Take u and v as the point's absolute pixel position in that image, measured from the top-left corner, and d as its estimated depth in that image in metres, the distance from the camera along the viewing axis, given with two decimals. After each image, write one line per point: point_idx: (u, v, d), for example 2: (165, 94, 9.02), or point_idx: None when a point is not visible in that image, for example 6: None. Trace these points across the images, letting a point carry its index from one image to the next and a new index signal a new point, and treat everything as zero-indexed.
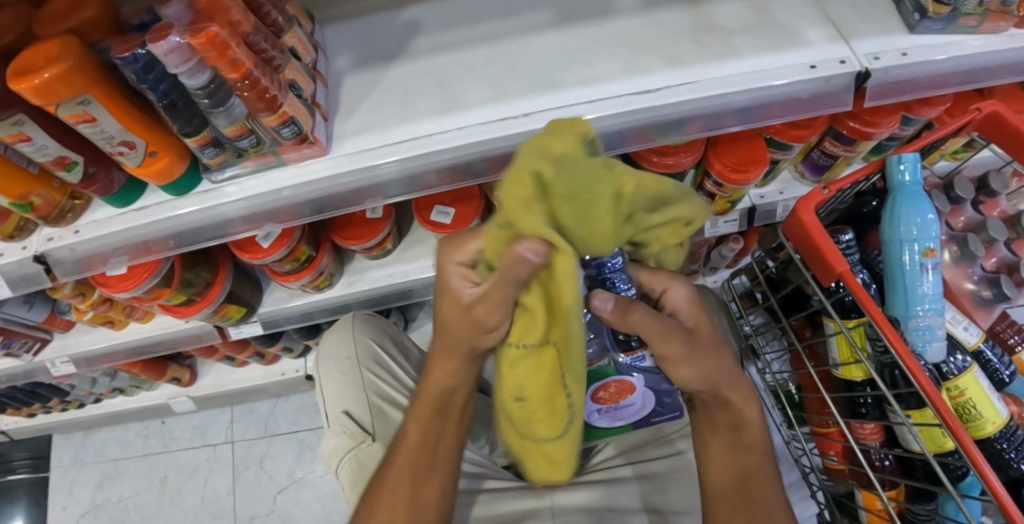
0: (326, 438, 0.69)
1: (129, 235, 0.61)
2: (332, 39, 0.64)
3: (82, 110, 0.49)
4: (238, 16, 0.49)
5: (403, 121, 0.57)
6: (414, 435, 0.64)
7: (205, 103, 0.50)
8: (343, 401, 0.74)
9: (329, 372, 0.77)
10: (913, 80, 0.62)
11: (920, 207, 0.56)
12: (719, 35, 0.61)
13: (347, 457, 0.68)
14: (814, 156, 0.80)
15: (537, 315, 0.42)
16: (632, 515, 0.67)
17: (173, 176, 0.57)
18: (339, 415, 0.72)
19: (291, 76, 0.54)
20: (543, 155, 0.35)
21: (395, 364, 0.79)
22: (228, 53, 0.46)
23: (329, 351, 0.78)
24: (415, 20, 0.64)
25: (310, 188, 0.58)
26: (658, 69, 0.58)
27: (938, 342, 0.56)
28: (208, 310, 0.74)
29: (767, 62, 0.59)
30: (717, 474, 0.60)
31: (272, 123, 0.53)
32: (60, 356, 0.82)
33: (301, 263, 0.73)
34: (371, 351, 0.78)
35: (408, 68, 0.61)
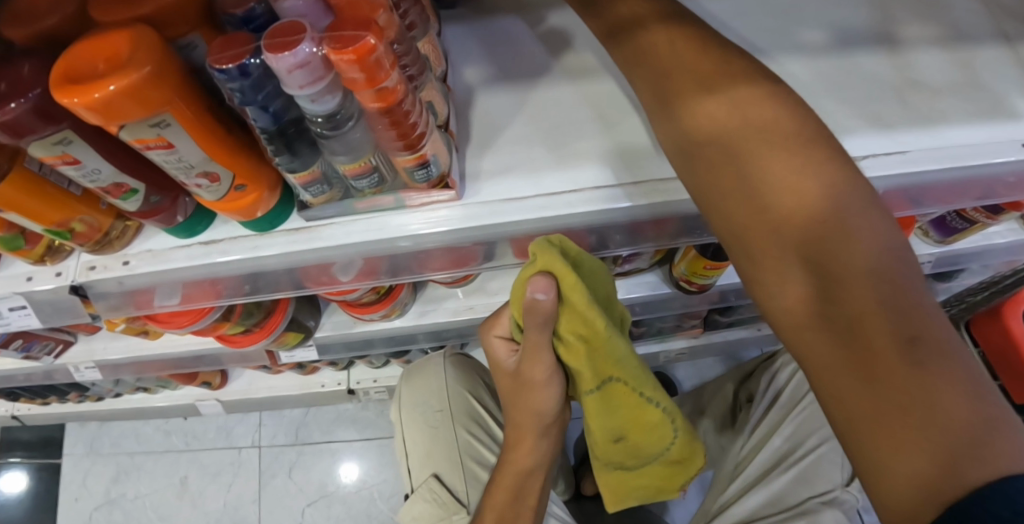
0: (411, 506, 0.62)
1: (194, 273, 0.49)
2: (454, 43, 0.52)
3: (156, 135, 0.36)
4: (384, 19, 0.36)
5: (553, 166, 0.46)
6: (507, 478, 0.57)
7: (323, 131, 0.38)
8: (432, 462, 0.66)
9: (413, 419, 0.69)
10: None
11: None
12: (924, 94, 0.51)
13: None
14: (948, 217, 0.72)
15: (602, 375, 0.47)
16: None
17: (256, 212, 0.46)
18: (427, 480, 0.65)
19: (429, 97, 0.42)
20: (550, 252, 0.41)
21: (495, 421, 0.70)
22: (379, 77, 0.34)
23: (415, 397, 0.69)
24: (559, 30, 0.51)
25: (430, 239, 0.47)
26: (860, 131, 0.48)
27: None
28: (266, 340, 0.64)
29: (981, 135, 0.50)
30: (823, 365, 0.32)
31: (406, 163, 0.41)
32: (85, 362, 0.71)
33: (379, 296, 0.63)
34: (466, 407, 0.69)
35: (552, 93, 0.49)
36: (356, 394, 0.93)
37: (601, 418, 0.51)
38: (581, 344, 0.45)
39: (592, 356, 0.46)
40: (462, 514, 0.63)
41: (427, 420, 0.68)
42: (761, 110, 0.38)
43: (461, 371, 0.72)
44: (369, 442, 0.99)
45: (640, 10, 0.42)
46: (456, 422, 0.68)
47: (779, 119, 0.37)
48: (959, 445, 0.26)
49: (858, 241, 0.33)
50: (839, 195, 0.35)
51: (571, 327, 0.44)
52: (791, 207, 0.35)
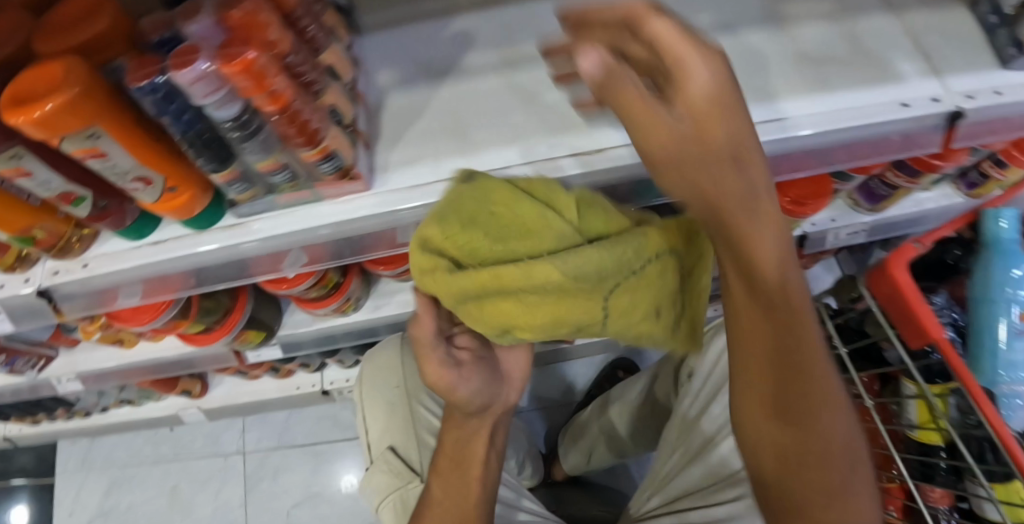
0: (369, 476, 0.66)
1: (145, 271, 0.55)
2: (370, 51, 0.57)
3: (92, 145, 0.42)
4: (274, 34, 0.42)
5: (455, 154, 0.51)
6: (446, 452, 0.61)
7: (235, 135, 0.44)
8: (388, 435, 0.70)
9: (372, 398, 0.74)
10: (1006, 121, 0.57)
11: (1015, 264, 0.56)
12: (810, 63, 0.54)
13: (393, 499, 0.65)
14: (872, 184, 0.76)
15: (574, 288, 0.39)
16: None
17: (193, 211, 0.51)
18: (384, 452, 0.69)
19: (332, 101, 0.48)
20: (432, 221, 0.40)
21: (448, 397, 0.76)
22: (266, 83, 0.40)
23: (375, 377, 0.75)
24: (464, 33, 0.56)
25: (346, 227, 0.52)
26: (745, 101, 0.52)
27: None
28: (227, 339, 0.69)
29: (861, 98, 0.53)
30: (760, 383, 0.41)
31: (311, 158, 0.46)
32: (66, 373, 0.76)
33: (328, 290, 0.68)
34: (421, 383, 0.75)
35: (455, 91, 0.54)
36: (331, 394, 0.98)
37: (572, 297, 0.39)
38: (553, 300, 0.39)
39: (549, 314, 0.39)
40: (415, 482, 0.66)
41: (385, 398, 0.73)
42: (664, 133, 0.29)
43: (418, 351, 0.76)
44: (350, 442, 1.02)
45: None
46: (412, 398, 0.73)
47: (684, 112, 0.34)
48: (814, 458, 0.41)
49: (765, 254, 0.34)
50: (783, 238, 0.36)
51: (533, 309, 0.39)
52: (718, 203, 0.32)
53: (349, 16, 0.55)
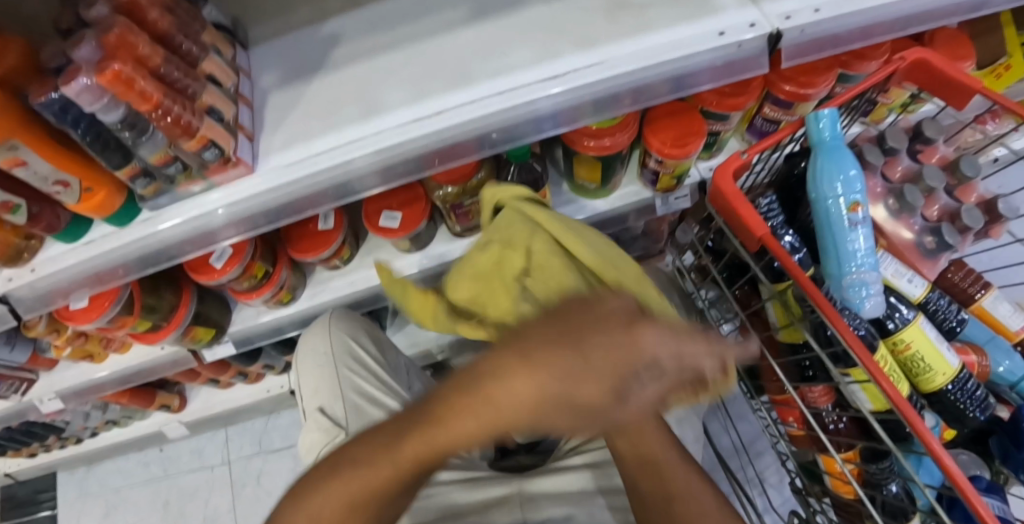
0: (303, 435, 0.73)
1: (83, 267, 0.64)
2: (258, 61, 0.66)
3: (13, 155, 0.49)
4: (145, 50, 0.51)
5: (324, 131, 0.59)
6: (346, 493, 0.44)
7: (128, 135, 0.52)
8: (318, 398, 0.77)
9: (308, 365, 0.81)
10: (834, 35, 0.63)
11: (842, 163, 0.55)
12: (630, 11, 0.61)
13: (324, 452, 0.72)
14: (757, 123, 0.81)
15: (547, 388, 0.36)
16: (597, 500, 0.64)
17: (113, 207, 0.60)
18: (314, 412, 0.76)
19: (209, 101, 0.57)
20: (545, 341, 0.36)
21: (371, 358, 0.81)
22: (135, 85, 0.49)
23: (308, 344, 0.81)
24: (334, 32, 0.65)
25: (240, 207, 0.60)
26: (568, 52, 0.59)
27: (875, 298, 0.54)
28: (175, 334, 0.78)
29: (677, 33, 0.59)
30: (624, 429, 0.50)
31: (193, 147, 0.55)
32: (46, 393, 0.85)
33: (259, 279, 0.76)
34: (348, 348, 0.81)
35: (326, 80, 0.63)
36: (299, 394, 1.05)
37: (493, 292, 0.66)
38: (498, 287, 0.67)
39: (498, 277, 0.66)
40: (342, 435, 0.73)
41: (317, 364, 0.80)
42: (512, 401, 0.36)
43: (346, 323, 0.82)
44: None
45: None
46: (338, 360, 0.79)
47: (511, 398, 0.36)
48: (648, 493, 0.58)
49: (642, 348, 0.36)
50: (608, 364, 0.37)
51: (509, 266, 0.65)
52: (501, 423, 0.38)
53: (234, 34, 0.65)
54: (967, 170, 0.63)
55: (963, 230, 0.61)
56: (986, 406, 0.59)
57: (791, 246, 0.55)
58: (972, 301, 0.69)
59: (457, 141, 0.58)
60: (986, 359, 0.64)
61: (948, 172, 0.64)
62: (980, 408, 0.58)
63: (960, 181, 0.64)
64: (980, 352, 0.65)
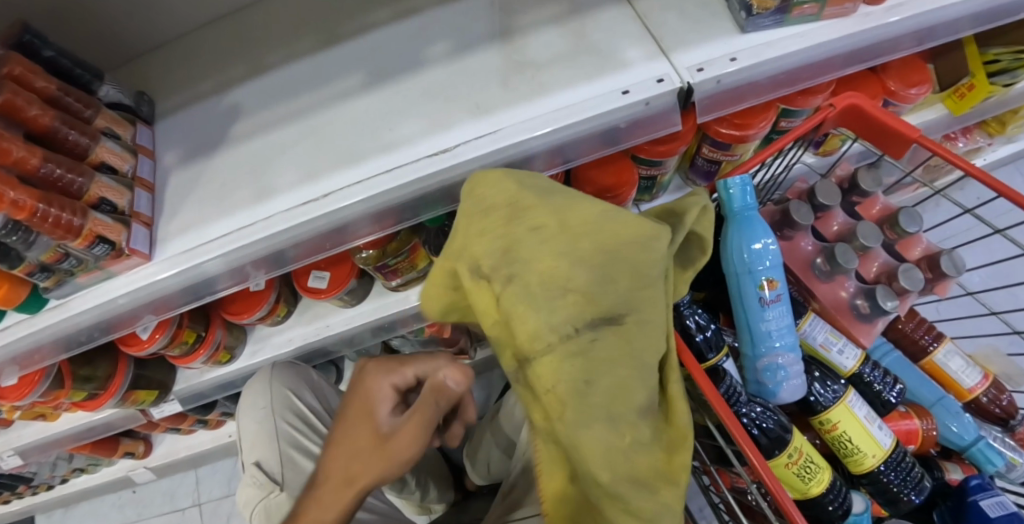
0: (237, 492, 0.75)
1: (0, 354, 0.64)
2: (163, 135, 0.65)
3: None
4: (20, 153, 0.50)
5: (221, 215, 0.58)
6: None
7: (11, 241, 0.51)
8: (255, 452, 0.79)
9: (246, 418, 0.81)
10: (752, 84, 0.58)
11: (753, 235, 0.51)
12: (531, 73, 0.58)
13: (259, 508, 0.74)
14: (698, 163, 0.76)
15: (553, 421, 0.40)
16: None
17: (18, 300, 0.59)
18: (251, 466, 0.78)
19: (98, 194, 0.55)
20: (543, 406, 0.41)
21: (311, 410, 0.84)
22: (5, 197, 0.48)
23: (248, 399, 0.81)
24: (236, 103, 0.64)
25: (142, 293, 0.60)
26: (464, 121, 0.56)
27: (792, 380, 0.51)
28: (114, 401, 0.78)
29: (579, 95, 0.56)
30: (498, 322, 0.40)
31: (80, 245, 0.54)
32: (5, 451, 0.87)
33: (191, 344, 0.76)
34: (286, 401, 0.82)
35: (224, 157, 0.61)
36: None
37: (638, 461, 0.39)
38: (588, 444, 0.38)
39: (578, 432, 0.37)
40: (278, 491, 0.75)
41: (256, 418, 0.80)
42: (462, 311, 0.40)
43: (285, 375, 0.83)
44: None
45: None
46: (278, 414, 0.80)
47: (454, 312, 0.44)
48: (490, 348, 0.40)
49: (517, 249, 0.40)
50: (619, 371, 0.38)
51: (548, 378, 0.37)
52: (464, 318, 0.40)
53: (137, 110, 0.64)
54: (906, 225, 0.58)
55: (900, 292, 0.57)
56: (922, 487, 0.55)
57: (700, 327, 0.52)
58: (924, 354, 0.65)
59: (352, 220, 0.57)
60: (933, 424, 0.60)
61: (886, 226, 0.59)
62: (916, 490, 0.55)
63: (900, 236, 0.59)
64: (925, 416, 0.60)
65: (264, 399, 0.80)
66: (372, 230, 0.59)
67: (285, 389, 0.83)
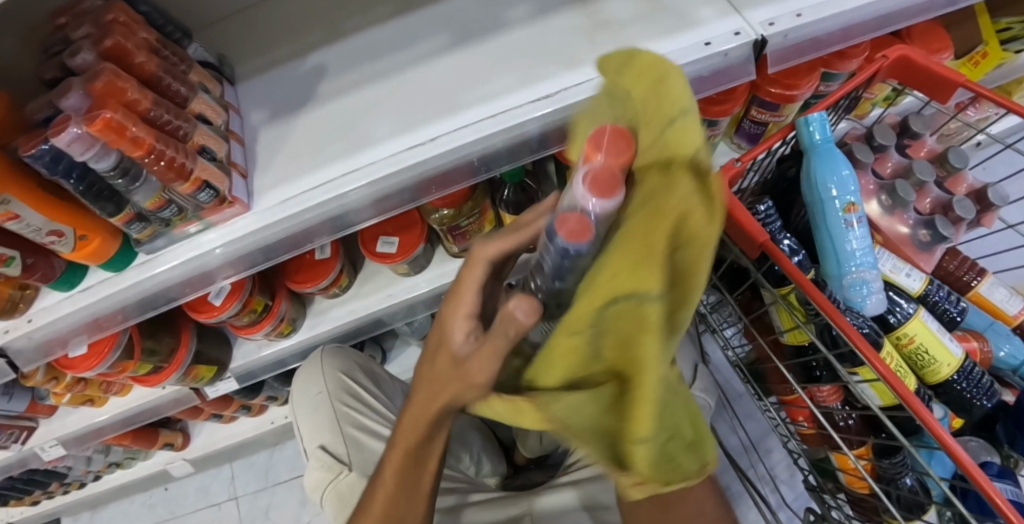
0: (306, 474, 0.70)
1: (78, 316, 0.63)
2: (245, 96, 0.66)
3: (4, 210, 0.49)
4: (134, 95, 0.51)
5: (317, 166, 0.59)
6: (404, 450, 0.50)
7: (121, 182, 0.52)
8: (318, 435, 0.74)
9: (305, 407, 0.78)
10: (814, 40, 0.63)
11: (835, 165, 0.56)
12: (615, 29, 0.62)
13: (330, 488, 0.70)
14: (745, 126, 0.81)
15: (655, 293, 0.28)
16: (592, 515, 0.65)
17: (107, 254, 0.59)
18: (315, 450, 0.73)
19: (201, 141, 0.56)
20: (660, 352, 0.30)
21: (366, 392, 0.79)
22: (127, 132, 0.49)
23: (304, 383, 0.79)
24: (320, 64, 0.66)
25: (237, 245, 0.60)
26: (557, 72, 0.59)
27: (876, 295, 0.56)
28: (178, 374, 0.77)
29: (663, 46, 0.60)
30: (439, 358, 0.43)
31: (187, 190, 0.54)
32: (48, 441, 0.84)
33: (258, 313, 0.76)
34: (339, 383, 0.78)
35: (314, 114, 0.63)
36: None
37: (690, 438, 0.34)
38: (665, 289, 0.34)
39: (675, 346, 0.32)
40: (346, 470, 0.70)
41: (312, 403, 0.77)
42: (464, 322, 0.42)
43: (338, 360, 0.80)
44: None
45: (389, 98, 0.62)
46: (335, 398, 0.77)
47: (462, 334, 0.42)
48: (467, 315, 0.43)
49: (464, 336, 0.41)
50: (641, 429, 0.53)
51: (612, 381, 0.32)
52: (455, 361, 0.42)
53: (221, 71, 0.65)
54: (955, 162, 0.64)
55: (956, 221, 0.62)
56: (992, 393, 0.60)
57: (791, 249, 0.56)
58: (970, 288, 0.70)
59: (450, 167, 0.58)
60: (989, 346, 0.65)
61: (936, 165, 0.65)
62: (986, 395, 0.59)
63: (949, 173, 0.65)
64: (981, 338, 0.65)
65: (318, 383, 0.77)
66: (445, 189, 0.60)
67: (341, 373, 0.80)
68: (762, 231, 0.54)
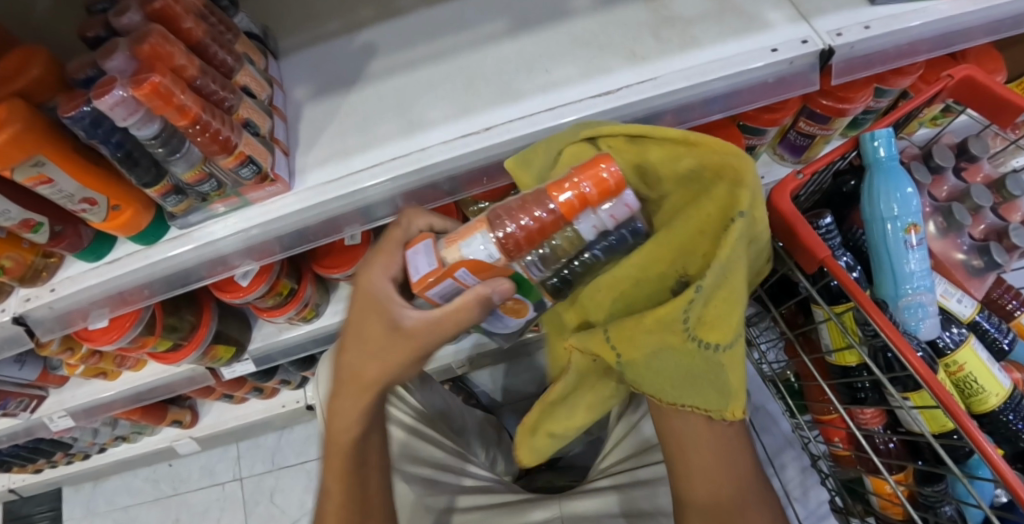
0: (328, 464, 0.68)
1: (104, 288, 0.61)
2: (290, 71, 0.64)
3: (37, 172, 0.47)
4: (182, 61, 0.49)
5: (364, 147, 0.57)
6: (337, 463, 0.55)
7: (160, 151, 0.50)
8: None
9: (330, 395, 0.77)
10: (880, 52, 0.62)
11: (898, 183, 0.55)
12: (679, 27, 0.60)
13: None
14: (791, 137, 0.79)
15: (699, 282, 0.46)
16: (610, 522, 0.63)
17: (140, 226, 0.57)
18: None
19: (245, 115, 0.54)
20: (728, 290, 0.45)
21: None
22: (174, 100, 0.46)
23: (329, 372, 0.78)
24: (369, 43, 0.64)
25: (276, 225, 0.58)
26: (617, 67, 0.57)
27: (931, 319, 0.54)
28: (196, 354, 0.75)
29: (730, 49, 0.58)
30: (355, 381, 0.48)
31: (230, 164, 0.52)
32: (56, 411, 0.82)
33: (284, 296, 0.74)
34: None
35: (361, 95, 0.61)
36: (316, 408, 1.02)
37: (711, 395, 0.48)
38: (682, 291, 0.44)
39: (652, 316, 0.45)
40: None
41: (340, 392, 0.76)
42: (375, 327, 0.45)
43: None
44: None
45: (434, 88, 0.59)
46: None
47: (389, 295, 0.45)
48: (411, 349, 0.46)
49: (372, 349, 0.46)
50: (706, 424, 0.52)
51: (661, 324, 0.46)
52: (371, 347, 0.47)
53: (266, 43, 0.63)
54: (1013, 188, 0.62)
55: (1011, 249, 0.60)
56: None
57: (847, 267, 0.56)
58: (1013, 318, 0.68)
59: (502, 159, 0.56)
60: None
61: (993, 190, 0.63)
62: None
63: (1005, 199, 0.63)
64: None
65: (348, 370, 0.76)
66: (493, 182, 0.59)
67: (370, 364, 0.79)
68: (824, 248, 0.52)
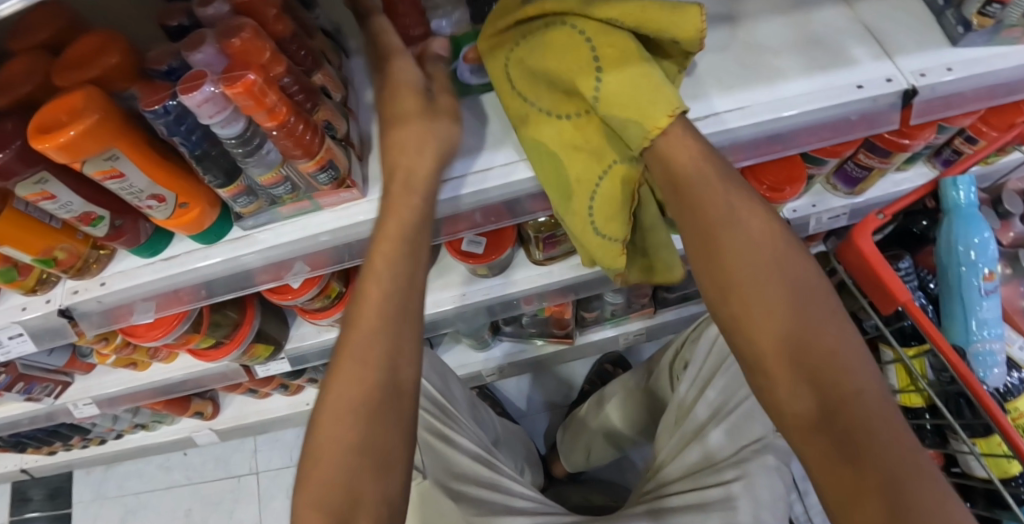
0: None
1: (158, 286, 0.59)
2: (360, 71, 0.62)
3: (110, 166, 0.45)
4: (270, 58, 0.46)
5: None
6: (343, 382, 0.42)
7: (239, 151, 0.47)
8: None
9: None
10: (959, 94, 0.61)
11: (978, 229, 0.54)
12: (763, 56, 0.59)
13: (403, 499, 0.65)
14: (848, 167, 0.78)
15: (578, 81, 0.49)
16: None
17: (204, 224, 0.55)
18: None
19: (326, 116, 0.52)
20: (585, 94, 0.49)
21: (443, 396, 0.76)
22: (266, 101, 0.44)
23: None
24: None
25: (347, 231, 0.57)
26: (701, 94, 0.56)
27: (1000, 367, 0.55)
28: (237, 352, 0.73)
29: (816, 83, 0.57)
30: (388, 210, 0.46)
31: (309, 169, 0.50)
32: (82, 398, 0.79)
33: (332, 299, 0.72)
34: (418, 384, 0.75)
35: None
36: None
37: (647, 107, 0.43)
38: (564, 121, 0.51)
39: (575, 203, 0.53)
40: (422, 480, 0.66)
41: None
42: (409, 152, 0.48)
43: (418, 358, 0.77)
44: None
45: None
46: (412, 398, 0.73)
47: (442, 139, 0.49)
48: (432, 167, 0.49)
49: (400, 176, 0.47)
50: (791, 254, 0.41)
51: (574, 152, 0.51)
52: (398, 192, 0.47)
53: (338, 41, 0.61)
54: None
55: None
56: None
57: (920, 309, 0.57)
58: None
59: None
60: None
61: None
62: None
63: None
64: None
65: None
66: None
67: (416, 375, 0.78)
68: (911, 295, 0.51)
